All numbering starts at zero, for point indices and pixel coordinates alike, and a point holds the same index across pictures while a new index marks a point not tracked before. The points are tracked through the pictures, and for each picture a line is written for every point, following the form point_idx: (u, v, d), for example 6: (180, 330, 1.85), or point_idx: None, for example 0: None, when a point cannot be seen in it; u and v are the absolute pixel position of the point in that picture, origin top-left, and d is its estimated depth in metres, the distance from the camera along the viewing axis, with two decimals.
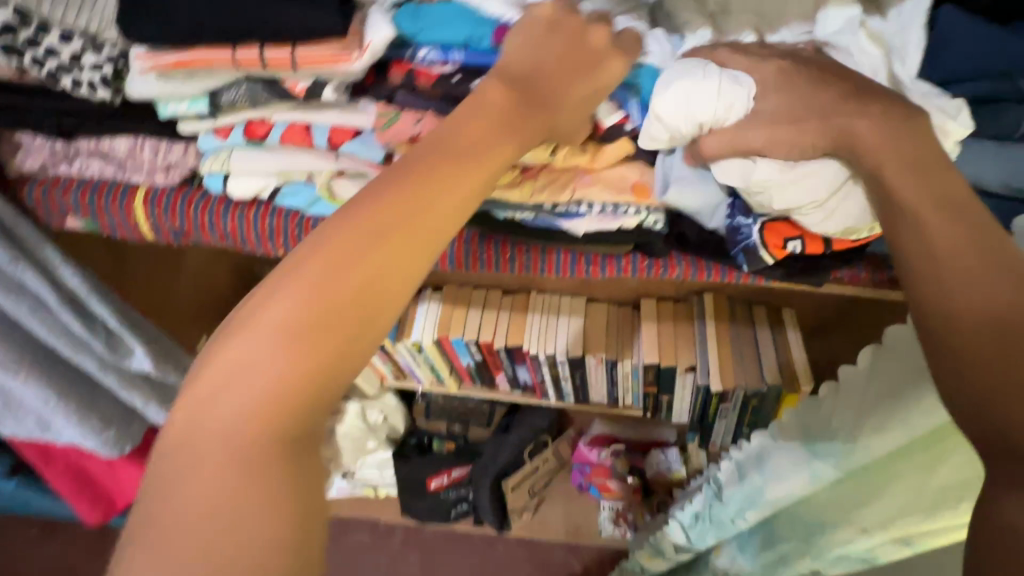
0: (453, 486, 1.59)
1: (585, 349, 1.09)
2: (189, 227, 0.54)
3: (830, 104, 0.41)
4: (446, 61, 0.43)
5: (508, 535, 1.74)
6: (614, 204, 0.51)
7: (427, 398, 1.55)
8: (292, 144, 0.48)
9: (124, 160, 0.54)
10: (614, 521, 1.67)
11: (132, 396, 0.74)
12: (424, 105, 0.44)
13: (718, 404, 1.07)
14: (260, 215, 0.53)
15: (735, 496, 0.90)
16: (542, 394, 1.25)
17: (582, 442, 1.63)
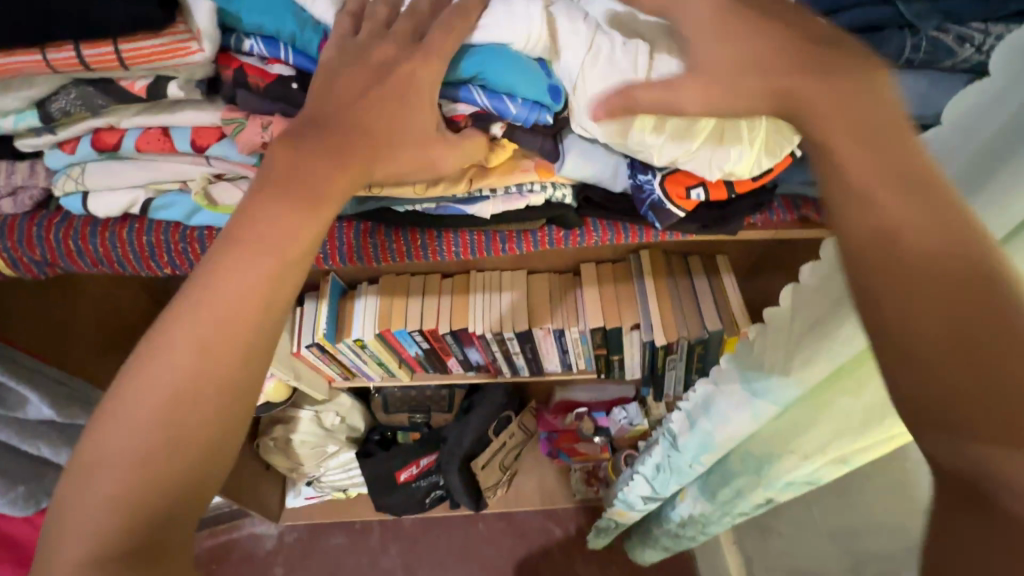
0: (423, 475, 1.58)
1: (530, 322, 1.09)
2: (53, 255, 0.48)
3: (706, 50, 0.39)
4: (277, 58, 0.40)
5: (487, 513, 1.75)
6: (517, 184, 0.50)
7: (384, 393, 1.51)
8: (152, 151, 0.44)
9: None
10: (587, 481, 1.72)
11: (37, 446, 0.67)
12: (266, 108, 0.41)
13: (665, 356, 1.09)
14: (135, 232, 0.48)
15: (689, 444, 0.93)
16: (496, 372, 1.25)
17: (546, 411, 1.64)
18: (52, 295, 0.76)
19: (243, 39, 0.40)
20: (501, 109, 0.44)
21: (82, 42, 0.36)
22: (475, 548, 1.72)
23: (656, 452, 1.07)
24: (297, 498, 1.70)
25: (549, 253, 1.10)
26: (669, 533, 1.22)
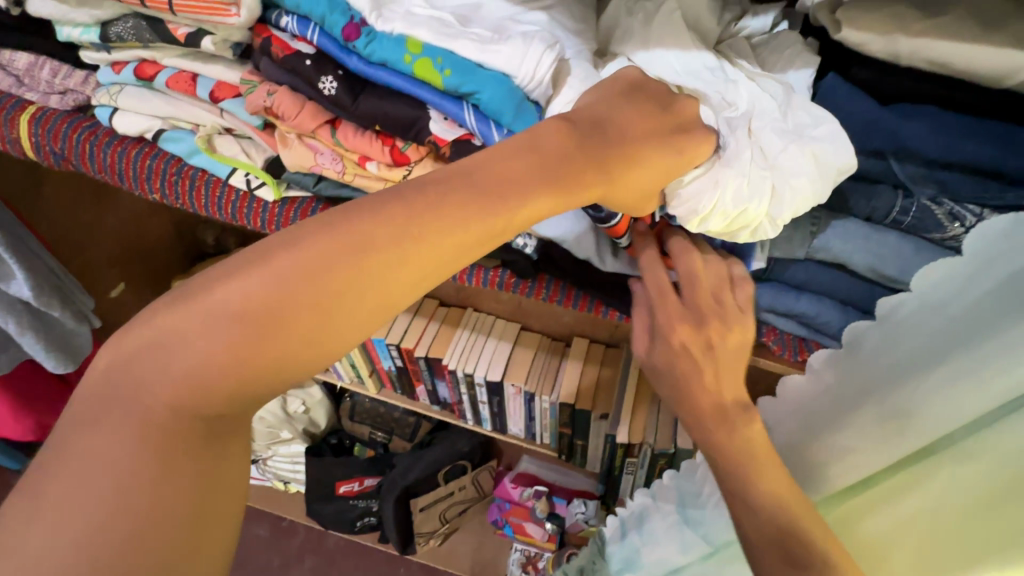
0: (363, 496, 1.53)
1: (504, 375, 1.08)
2: (69, 152, 0.53)
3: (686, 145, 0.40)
4: (304, 38, 0.44)
5: (412, 560, 1.65)
6: None
7: (354, 398, 1.51)
8: (175, 90, 0.49)
9: (22, 76, 0.53)
10: (522, 567, 1.59)
11: (7, 322, 0.72)
12: (278, 78, 0.45)
13: (625, 457, 1.04)
14: (142, 154, 0.53)
15: (615, 555, 0.87)
16: (460, 415, 1.22)
17: (506, 478, 1.58)
18: (88, 202, 0.84)
19: (282, 16, 0.44)
20: (481, 135, 0.44)
21: None
22: None
23: (584, 554, 1.00)
24: None
25: (544, 315, 1.09)
26: None
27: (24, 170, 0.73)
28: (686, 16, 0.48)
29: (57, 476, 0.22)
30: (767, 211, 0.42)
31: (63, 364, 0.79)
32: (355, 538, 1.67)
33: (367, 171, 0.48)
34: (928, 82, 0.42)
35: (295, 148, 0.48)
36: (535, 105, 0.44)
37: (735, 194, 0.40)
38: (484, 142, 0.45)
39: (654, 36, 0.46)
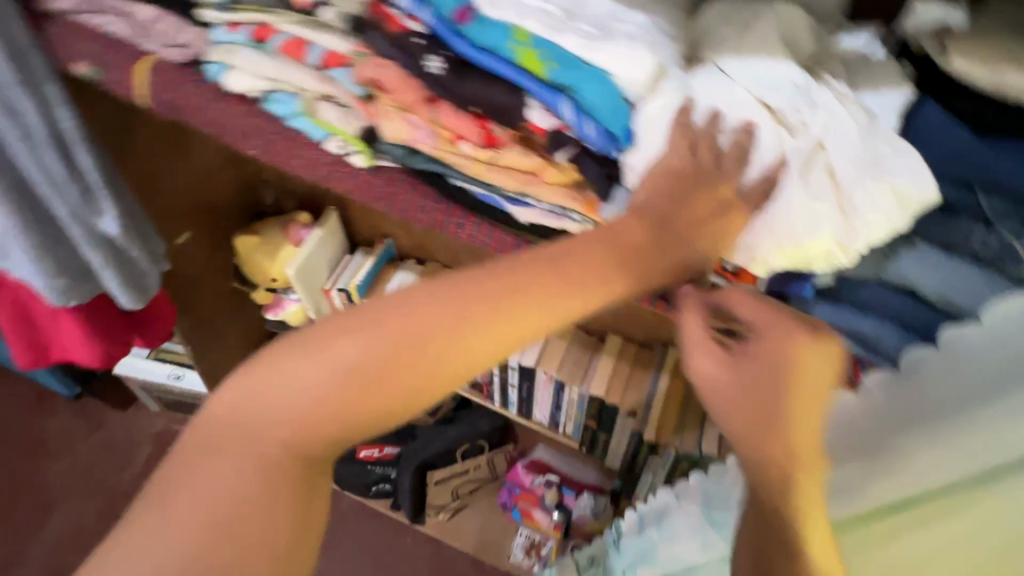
0: (382, 462, 1.58)
1: (538, 362, 1.10)
2: (180, 102, 0.57)
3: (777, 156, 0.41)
4: (415, 15, 0.47)
5: (419, 529, 1.71)
6: (560, 206, 0.51)
7: None
8: (288, 53, 0.52)
9: (143, 26, 0.57)
10: (526, 551, 1.63)
11: (93, 255, 0.75)
12: (386, 51, 0.48)
13: (648, 454, 1.07)
14: (246, 112, 0.56)
15: (630, 548, 0.89)
16: (488, 396, 1.26)
17: (520, 463, 1.61)
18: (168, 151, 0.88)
19: None
20: (573, 126, 0.46)
21: None
22: (393, 554, 1.68)
23: (596, 544, 1.02)
24: None
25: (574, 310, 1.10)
26: None
27: (120, 114, 0.77)
28: (784, 29, 0.48)
29: (226, 481, 0.35)
30: (838, 240, 0.45)
31: (135, 301, 0.85)
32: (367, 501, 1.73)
33: (457, 149, 0.50)
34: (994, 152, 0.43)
35: (392, 121, 0.51)
36: (628, 102, 0.45)
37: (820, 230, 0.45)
38: (575, 133, 0.46)
39: (748, 44, 0.46)
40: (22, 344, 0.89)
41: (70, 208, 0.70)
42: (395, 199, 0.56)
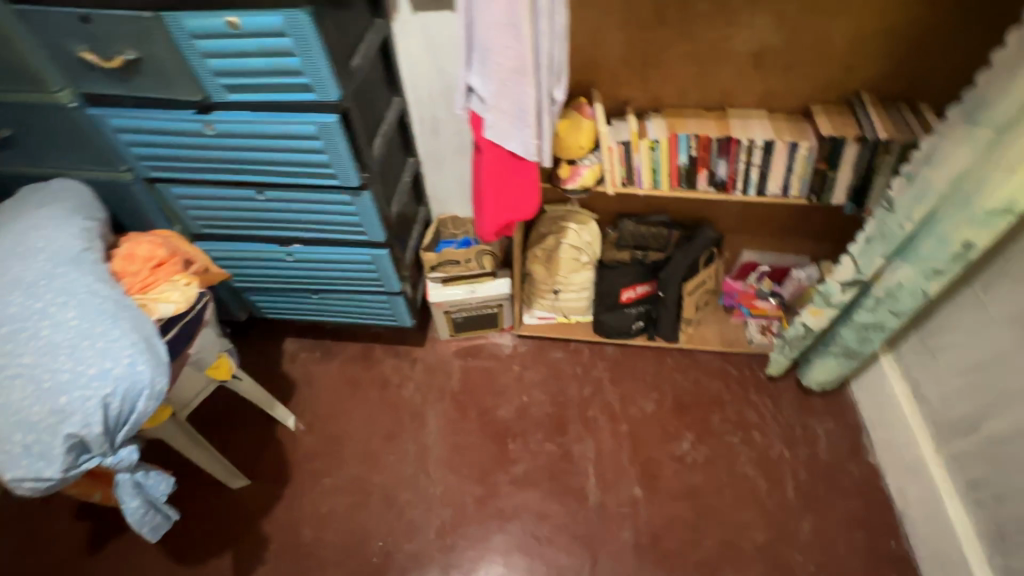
0: (637, 301, 2.19)
1: (776, 136, 1.66)
2: (671, 140, 1.69)
3: (778, 128, 1.68)
4: (716, 169, 1.75)
5: (676, 348, 2.34)
6: (765, 141, 1.65)
7: (621, 226, 2.15)
8: (663, 141, 1.69)
9: (497, 63, 1.17)
10: (761, 332, 2.26)
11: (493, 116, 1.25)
12: (718, 140, 1.67)
13: (881, 158, 1.57)
14: (625, 140, 1.70)
15: (907, 199, 1.42)
16: (732, 189, 1.79)
17: (730, 277, 2.34)
18: (593, 40, 1.60)
19: (707, 146, 1.69)
20: (720, 175, 1.75)
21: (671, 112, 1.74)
22: (663, 380, 2.28)
23: (869, 228, 1.56)
24: (532, 317, 2.39)
25: (672, 72, 1.66)
26: (848, 349, 1.86)
27: (645, 15, 1.53)
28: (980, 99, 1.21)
29: None
30: (978, 122, 1.22)
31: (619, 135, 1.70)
32: (629, 344, 2.36)
33: (702, 124, 1.70)
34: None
35: (736, 134, 1.67)
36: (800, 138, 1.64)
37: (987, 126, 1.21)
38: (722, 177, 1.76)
39: (952, 119, 1.28)
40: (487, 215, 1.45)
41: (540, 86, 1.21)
42: (676, 149, 1.70)
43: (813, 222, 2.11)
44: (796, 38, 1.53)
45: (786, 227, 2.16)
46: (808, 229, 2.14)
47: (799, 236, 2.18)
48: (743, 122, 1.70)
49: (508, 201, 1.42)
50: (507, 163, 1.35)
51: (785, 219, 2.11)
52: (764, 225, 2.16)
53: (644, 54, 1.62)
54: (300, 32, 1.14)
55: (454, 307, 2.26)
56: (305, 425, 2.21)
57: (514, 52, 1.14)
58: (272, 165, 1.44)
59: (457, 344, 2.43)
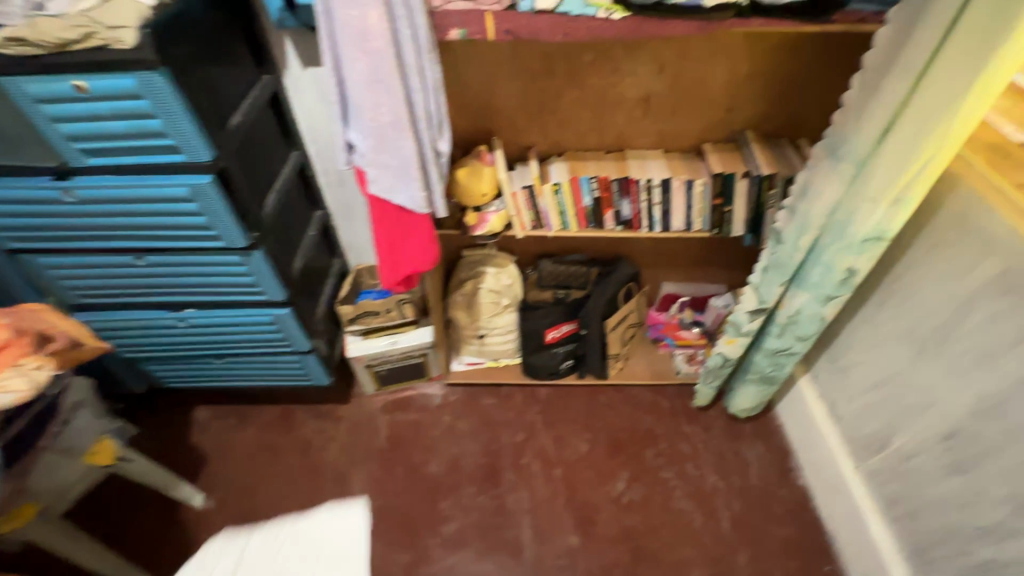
0: (564, 341, 2.17)
1: (672, 174, 1.71)
2: (572, 183, 1.71)
3: (674, 166, 1.73)
4: (620, 209, 1.77)
5: (607, 384, 2.33)
6: (662, 179, 1.69)
7: (540, 267, 2.16)
8: (566, 185, 1.70)
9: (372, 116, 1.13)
10: (688, 362, 2.29)
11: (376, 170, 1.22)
12: (618, 181, 1.71)
13: (768, 191, 1.64)
14: (527, 184, 1.71)
15: (792, 230, 1.47)
16: (638, 226, 1.82)
17: (654, 309, 2.36)
18: (488, 90, 1.64)
19: (608, 189, 1.72)
20: (624, 214, 1.78)
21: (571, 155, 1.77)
22: (594, 418, 2.25)
23: (764, 258, 1.61)
24: (461, 363, 2.32)
25: (569, 118, 1.70)
26: (764, 374, 1.89)
27: (533, 65, 1.58)
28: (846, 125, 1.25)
29: None
30: (848, 144, 1.26)
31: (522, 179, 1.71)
32: (561, 384, 2.32)
33: (602, 165, 1.74)
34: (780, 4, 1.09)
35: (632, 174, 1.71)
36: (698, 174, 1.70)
37: (858, 146, 1.24)
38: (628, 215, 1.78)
39: (824, 145, 1.32)
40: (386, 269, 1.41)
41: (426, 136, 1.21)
42: (579, 191, 1.72)
43: (722, 252, 2.18)
44: (678, 83, 1.61)
45: (697, 259, 2.22)
46: (718, 261, 2.21)
47: (710, 267, 2.25)
48: (641, 161, 1.75)
49: (403, 253, 1.39)
50: (399, 215, 1.32)
51: (696, 251, 2.18)
52: (677, 258, 2.22)
53: (538, 101, 1.66)
54: (155, 92, 1.08)
55: (376, 360, 2.16)
56: (215, 502, 2.02)
57: (388, 108, 1.12)
58: (146, 228, 1.35)
59: (384, 399, 2.32)
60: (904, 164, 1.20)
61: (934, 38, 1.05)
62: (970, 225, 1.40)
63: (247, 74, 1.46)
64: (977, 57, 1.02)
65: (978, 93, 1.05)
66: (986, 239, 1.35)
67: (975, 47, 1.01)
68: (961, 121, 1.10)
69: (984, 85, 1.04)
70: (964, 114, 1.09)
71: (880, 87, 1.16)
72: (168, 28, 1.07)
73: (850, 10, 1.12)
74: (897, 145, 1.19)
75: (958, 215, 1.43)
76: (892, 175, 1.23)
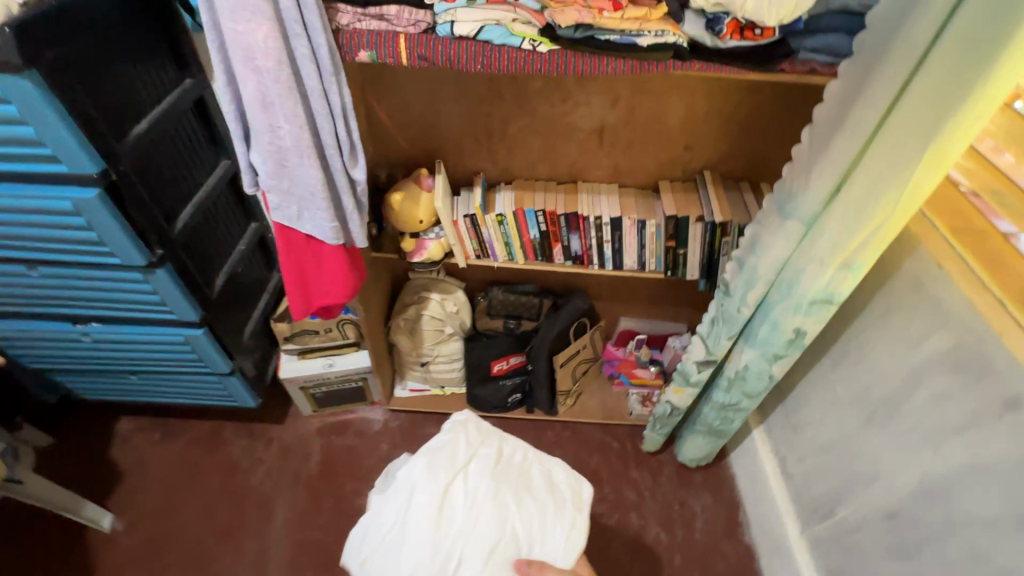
0: (512, 373, 2.06)
1: (623, 212, 1.60)
2: (519, 215, 1.60)
3: (627, 203, 1.63)
4: (570, 245, 1.67)
5: (556, 420, 2.22)
6: (614, 217, 1.59)
7: (490, 294, 2.06)
8: (512, 216, 1.60)
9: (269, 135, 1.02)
10: (642, 403, 2.19)
11: (277, 197, 1.11)
12: (567, 216, 1.60)
13: (722, 238, 1.54)
14: (470, 217, 1.60)
15: (739, 284, 1.37)
16: (589, 263, 1.71)
17: (610, 344, 2.27)
18: (432, 109, 1.53)
19: (558, 221, 1.62)
20: (575, 249, 1.68)
21: (521, 184, 1.67)
22: None
23: (713, 309, 1.51)
24: (404, 389, 2.22)
25: (518, 144, 1.60)
26: (712, 426, 1.78)
27: (479, 89, 1.48)
28: (798, 179, 1.15)
29: None
30: (796, 201, 1.16)
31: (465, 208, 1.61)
32: (507, 417, 2.21)
33: (552, 197, 1.64)
34: (721, 49, 0.99)
35: (584, 209, 1.60)
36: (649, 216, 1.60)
37: (808, 206, 1.15)
38: (578, 251, 1.68)
39: (775, 197, 1.22)
40: (298, 302, 1.30)
41: (340, 162, 1.10)
42: (525, 224, 1.62)
43: (683, 292, 2.08)
44: (633, 118, 1.51)
45: (657, 296, 2.12)
46: (679, 299, 2.11)
47: (672, 305, 2.15)
48: (591, 195, 1.65)
49: (324, 284, 1.29)
50: (310, 244, 1.21)
51: (655, 288, 2.08)
52: (636, 293, 2.12)
53: (487, 124, 1.56)
54: (25, 100, 0.98)
55: (311, 383, 2.04)
56: (124, 524, 1.90)
57: (287, 132, 1.01)
58: (32, 239, 1.23)
59: (322, 421, 2.21)
60: (851, 229, 1.11)
61: (885, 100, 0.96)
62: (924, 292, 1.31)
63: (165, 79, 1.35)
64: (929, 122, 0.93)
65: (929, 161, 0.97)
66: (940, 310, 1.26)
67: (927, 112, 0.93)
68: (912, 188, 1.02)
69: (936, 153, 0.96)
70: (915, 181, 1.00)
71: (828, 145, 1.07)
72: (41, 30, 0.96)
73: (799, 60, 1.03)
74: (847, 207, 1.09)
75: (913, 280, 1.35)
76: (843, 240, 1.14)
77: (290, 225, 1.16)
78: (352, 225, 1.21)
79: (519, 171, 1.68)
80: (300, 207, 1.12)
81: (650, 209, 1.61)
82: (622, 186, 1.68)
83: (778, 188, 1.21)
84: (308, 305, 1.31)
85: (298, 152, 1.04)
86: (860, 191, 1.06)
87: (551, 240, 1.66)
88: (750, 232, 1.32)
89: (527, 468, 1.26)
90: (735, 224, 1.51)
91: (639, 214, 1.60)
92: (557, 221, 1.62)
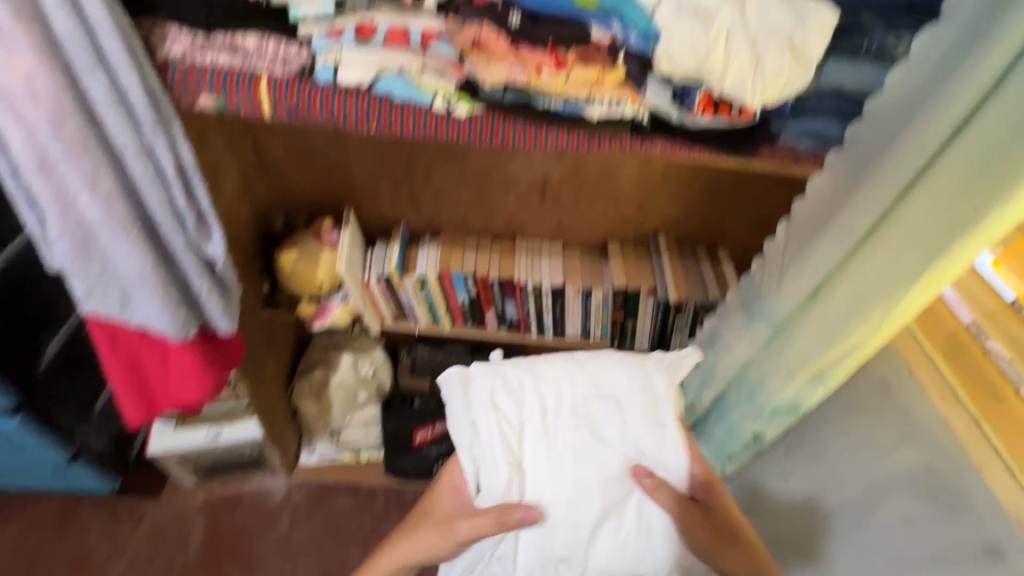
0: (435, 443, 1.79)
1: (566, 278, 1.38)
2: (445, 277, 1.34)
3: (570, 267, 1.41)
4: (504, 311, 1.43)
5: None
6: (554, 284, 1.36)
7: (413, 352, 1.75)
8: (436, 278, 1.34)
9: (59, 203, 0.70)
10: None
11: (84, 282, 0.78)
12: (502, 280, 1.36)
13: (676, 316, 1.35)
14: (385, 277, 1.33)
15: (695, 377, 1.19)
16: (525, 329, 1.48)
17: None
18: (337, 147, 1.25)
19: (491, 286, 1.37)
20: (510, 316, 1.44)
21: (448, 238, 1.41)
22: None
23: None
24: (311, 455, 1.89)
25: (445, 193, 1.34)
26: None
27: None
28: (771, 275, 0.97)
29: None
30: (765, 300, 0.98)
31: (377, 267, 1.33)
32: None
33: (484, 256, 1.38)
34: (689, 126, 0.79)
35: (521, 273, 1.36)
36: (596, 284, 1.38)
37: (779, 309, 0.96)
38: (514, 318, 1.44)
39: (744, 288, 1.04)
40: (134, 406, 0.97)
41: (183, 237, 0.80)
42: (451, 287, 1.36)
43: None
44: (579, 172, 1.29)
45: None
46: None
47: None
48: (529, 255, 1.41)
49: (175, 384, 0.97)
50: (140, 338, 0.90)
51: None
52: None
53: (406, 169, 1.29)
54: None
55: (192, 456, 1.70)
56: None
57: (88, 200, 0.70)
58: None
59: (210, 493, 1.85)
60: (829, 341, 0.93)
61: (881, 203, 0.78)
62: (891, 396, 1.17)
63: None
64: (931, 240, 0.76)
65: (927, 280, 0.80)
66: (908, 421, 1.12)
67: (930, 227, 0.75)
68: (903, 308, 0.85)
69: (937, 273, 0.79)
70: (908, 300, 0.83)
71: (808, 244, 0.89)
72: None
73: (780, 144, 0.84)
74: (826, 317, 0.91)
75: (878, 380, 1.21)
76: (817, 351, 0.96)
77: (113, 317, 0.83)
78: (212, 309, 0.91)
79: (447, 222, 1.42)
80: (123, 294, 0.81)
81: (596, 275, 1.40)
82: (566, 246, 1.46)
83: (744, 281, 1.03)
84: (150, 407, 0.99)
85: (110, 228, 0.73)
86: (843, 301, 0.88)
87: (481, 305, 1.41)
88: (711, 322, 1.13)
89: (577, 399, 0.90)
90: (690, 302, 1.32)
91: (583, 281, 1.38)
92: (490, 285, 1.37)
